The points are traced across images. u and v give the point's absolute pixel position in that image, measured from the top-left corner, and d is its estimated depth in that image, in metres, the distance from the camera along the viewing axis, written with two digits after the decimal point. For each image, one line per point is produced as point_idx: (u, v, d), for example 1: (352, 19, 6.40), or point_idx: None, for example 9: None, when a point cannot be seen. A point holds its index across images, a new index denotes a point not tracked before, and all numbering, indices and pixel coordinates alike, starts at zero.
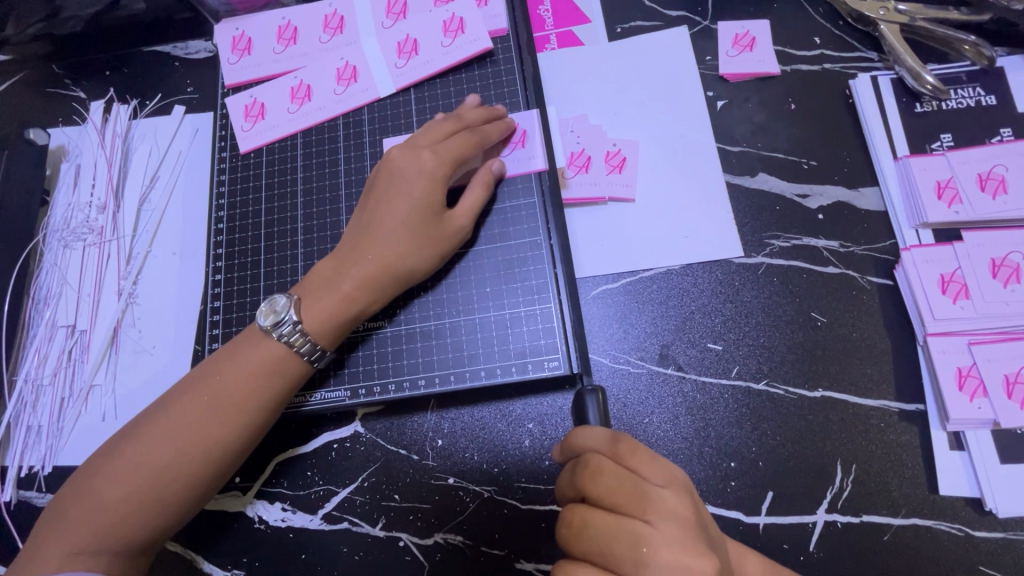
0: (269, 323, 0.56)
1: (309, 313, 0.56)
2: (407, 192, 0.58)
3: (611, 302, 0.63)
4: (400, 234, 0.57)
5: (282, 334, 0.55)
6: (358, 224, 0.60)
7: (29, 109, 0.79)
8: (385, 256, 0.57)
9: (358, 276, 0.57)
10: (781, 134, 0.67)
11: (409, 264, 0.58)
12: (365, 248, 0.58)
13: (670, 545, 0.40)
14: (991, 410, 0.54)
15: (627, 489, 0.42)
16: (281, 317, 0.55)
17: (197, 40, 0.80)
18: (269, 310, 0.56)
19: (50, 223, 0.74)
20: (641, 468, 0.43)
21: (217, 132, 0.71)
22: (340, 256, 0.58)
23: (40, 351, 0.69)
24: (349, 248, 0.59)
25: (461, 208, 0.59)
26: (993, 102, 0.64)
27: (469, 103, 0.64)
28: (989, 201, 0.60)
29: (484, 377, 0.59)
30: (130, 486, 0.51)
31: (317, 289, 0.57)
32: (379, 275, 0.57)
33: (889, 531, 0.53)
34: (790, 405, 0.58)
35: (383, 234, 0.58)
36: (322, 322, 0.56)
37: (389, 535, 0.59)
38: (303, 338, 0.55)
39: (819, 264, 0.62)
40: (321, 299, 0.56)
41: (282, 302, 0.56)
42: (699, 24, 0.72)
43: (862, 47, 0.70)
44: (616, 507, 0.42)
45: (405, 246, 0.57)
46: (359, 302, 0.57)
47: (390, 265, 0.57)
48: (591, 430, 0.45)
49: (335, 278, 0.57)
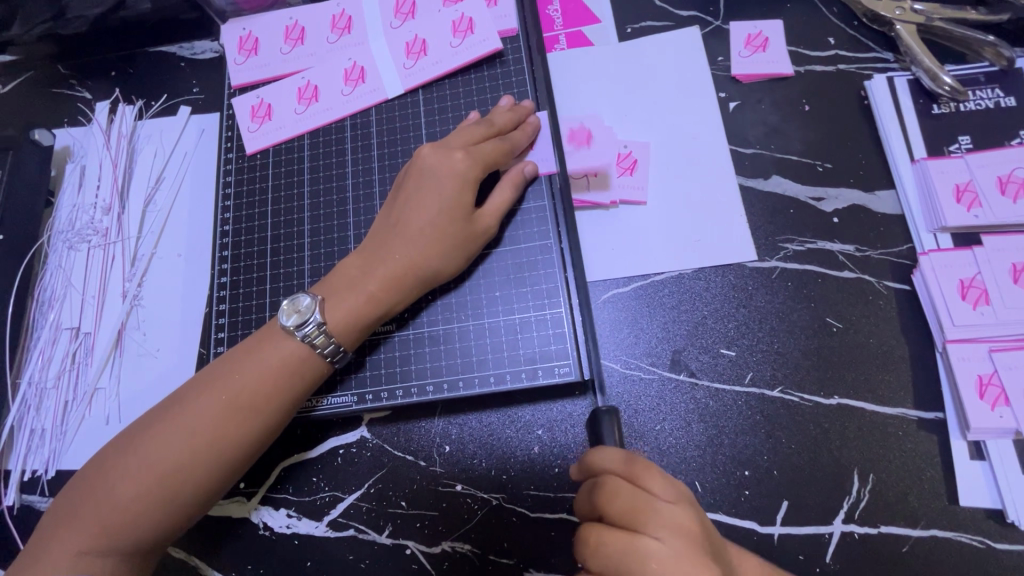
0: (293, 323, 0.54)
1: (334, 314, 0.55)
2: (435, 193, 0.57)
3: (623, 306, 0.62)
4: (428, 234, 0.57)
5: (305, 334, 0.54)
6: (384, 226, 0.59)
7: (33, 109, 0.79)
8: (412, 257, 0.56)
9: (384, 275, 0.56)
10: (795, 136, 0.66)
11: (438, 264, 0.57)
12: (390, 249, 0.57)
13: (678, 562, 0.39)
14: (1014, 418, 0.53)
15: (642, 505, 0.41)
16: (306, 318, 0.54)
17: (203, 40, 0.79)
18: (292, 310, 0.55)
19: (55, 224, 0.74)
20: (647, 483, 0.42)
21: (224, 133, 0.70)
22: (365, 256, 0.58)
23: (44, 354, 0.69)
24: (374, 247, 0.58)
25: (488, 210, 0.59)
26: (1013, 104, 0.62)
27: (505, 106, 0.62)
28: (1010, 204, 0.58)
29: (492, 383, 0.58)
30: (143, 484, 0.50)
31: (342, 288, 0.56)
32: (405, 277, 0.56)
33: (908, 542, 0.52)
34: (806, 412, 0.56)
35: (411, 234, 0.57)
36: (347, 322, 0.55)
37: (395, 542, 0.58)
38: (327, 339, 0.54)
39: (835, 269, 0.61)
40: (346, 299, 0.56)
41: (306, 302, 0.55)
42: (711, 24, 0.71)
43: (878, 47, 0.68)
44: (626, 525, 0.41)
45: (432, 245, 0.57)
46: (386, 302, 0.56)
47: (417, 267, 0.56)
48: (607, 451, 0.44)
49: (360, 277, 0.56)
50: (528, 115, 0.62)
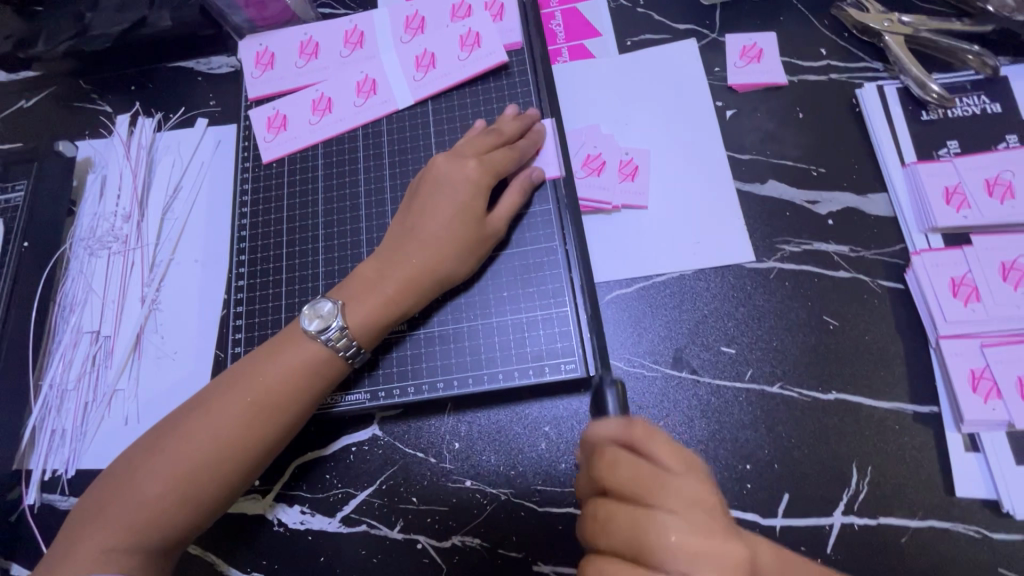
0: (316, 328, 0.56)
1: (353, 315, 0.57)
2: (450, 199, 0.60)
3: (626, 306, 0.64)
4: (443, 239, 0.59)
5: (327, 338, 0.56)
6: (400, 232, 0.61)
7: (55, 122, 0.82)
8: (428, 261, 0.59)
9: (401, 279, 0.58)
10: (790, 142, 0.68)
11: (452, 267, 0.59)
12: (407, 254, 0.59)
13: (697, 532, 0.40)
14: (1006, 411, 0.54)
15: (649, 478, 0.42)
16: (329, 322, 0.56)
17: (220, 55, 0.82)
18: (313, 315, 0.57)
19: (76, 231, 0.76)
20: (658, 454, 0.44)
21: (241, 143, 0.73)
22: (382, 261, 0.60)
23: (65, 357, 0.71)
24: (391, 253, 0.60)
25: (498, 214, 0.61)
26: (998, 110, 0.65)
27: (511, 115, 0.65)
28: (998, 205, 0.61)
29: (501, 379, 0.60)
30: (169, 481, 0.52)
31: (360, 292, 0.58)
32: (421, 280, 0.58)
33: (906, 533, 0.54)
34: (805, 407, 0.58)
35: (428, 239, 0.59)
36: (366, 323, 0.57)
37: (407, 537, 0.59)
38: (348, 342, 0.57)
39: (830, 269, 0.63)
40: (365, 301, 0.58)
41: (328, 308, 0.57)
42: (707, 37, 0.74)
43: (868, 58, 0.71)
44: (633, 495, 0.42)
45: (446, 248, 0.59)
46: (404, 305, 0.58)
47: (432, 271, 0.59)
48: (607, 421, 0.46)
49: (378, 280, 0.59)
50: (535, 125, 0.66)
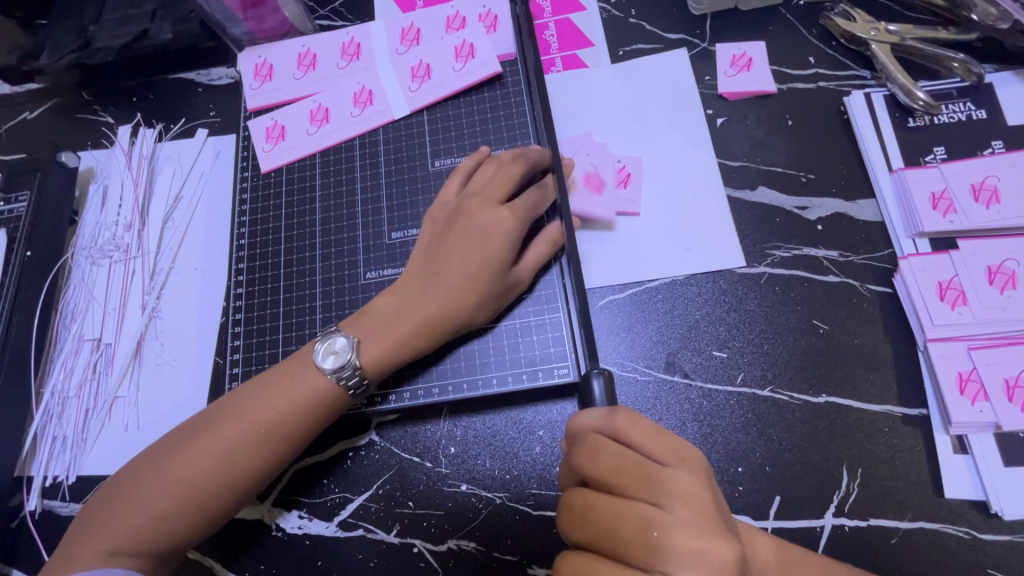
0: (330, 365, 0.57)
1: (368, 354, 0.58)
2: (479, 245, 0.60)
3: (619, 311, 0.65)
4: (461, 283, 0.60)
5: (339, 376, 0.57)
6: (421, 269, 0.62)
7: (58, 133, 0.83)
8: (445, 304, 0.59)
9: (416, 320, 0.59)
10: (780, 149, 0.69)
11: (470, 313, 0.60)
12: (426, 294, 0.60)
13: (680, 526, 0.41)
14: (992, 413, 0.55)
15: (634, 469, 0.43)
16: (343, 361, 0.57)
17: (220, 67, 0.84)
18: (328, 350, 0.58)
19: (78, 241, 0.77)
20: (641, 443, 0.44)
21: (240, 153, 0.75)
22: (399, 298, 0.61)
23: (67, 364, 0.72)
24: (409, 290, 0.61)
25: (525, 264, 0.62)
26: (984, 117, 0.66)
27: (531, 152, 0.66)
28: (983, 210, 0.61)
29: (496, 384, 0.62)
30: (174, 500, 0.53)
31: (375, 329, 0.59)
32: (436, 323, 0.59)
33: (896, 534, 0.54)
34: (795, 410, 0.59)
35: (447, 281, 0.60)
36: (379, 363, 0.58)
37: (403, 541, 0.60)
38: (360, 382, 0.57)
39: (819, 274, 0.64)
40: (381, 340, 0.59)
41: (344, 344, 0.58)
42: (698, 46, 0.76)
43: (855, 66, 0.73)
44: (616, 486, 0.43)
45: (466, 293, 0.60)
46: (419, 347, 0.59)
47: (448, 314, 0.59)
48: (589, 410, 0.46)
49: (395, 319, 0.59)
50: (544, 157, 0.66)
